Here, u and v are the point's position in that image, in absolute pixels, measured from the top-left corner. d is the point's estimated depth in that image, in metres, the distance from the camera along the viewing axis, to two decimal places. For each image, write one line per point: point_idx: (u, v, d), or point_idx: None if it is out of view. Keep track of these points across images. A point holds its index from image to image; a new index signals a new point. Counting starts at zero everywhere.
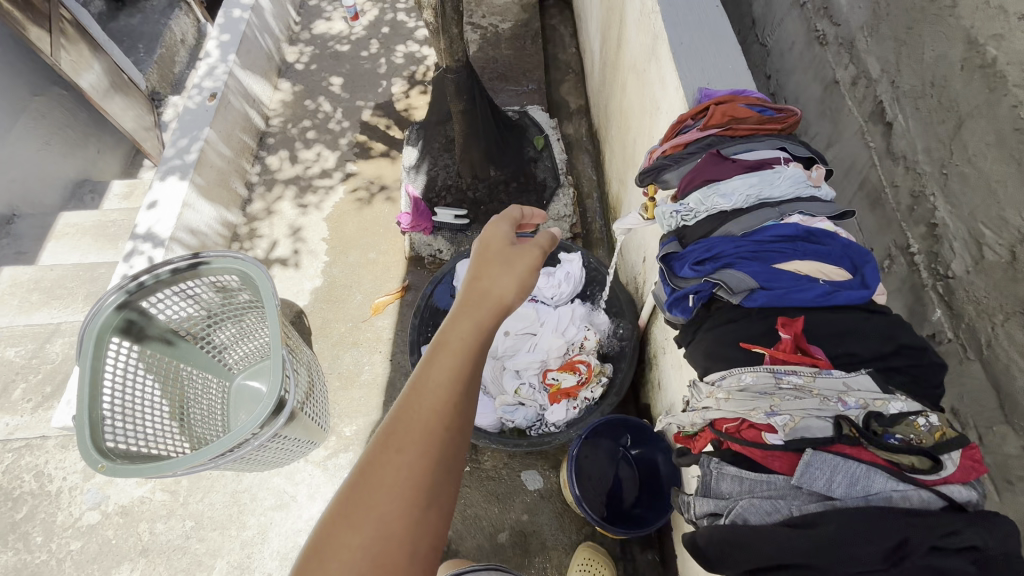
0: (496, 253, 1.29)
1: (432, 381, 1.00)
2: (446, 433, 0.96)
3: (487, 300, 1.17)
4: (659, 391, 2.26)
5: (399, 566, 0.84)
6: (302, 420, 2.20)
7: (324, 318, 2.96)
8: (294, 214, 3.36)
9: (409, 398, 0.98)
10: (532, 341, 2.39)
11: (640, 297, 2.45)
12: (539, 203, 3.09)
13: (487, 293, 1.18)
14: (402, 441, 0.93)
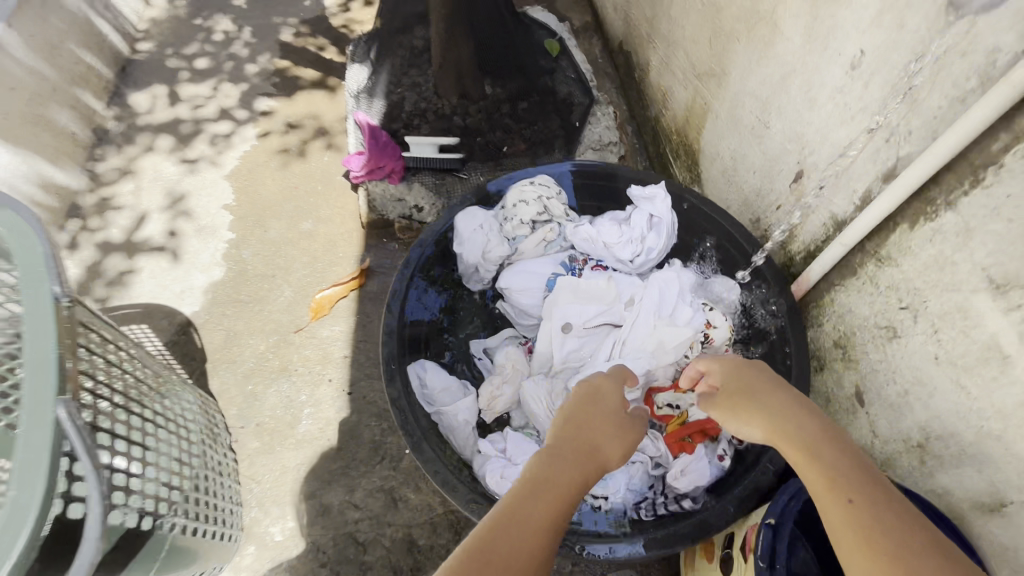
0: (604, 411, 0.94)
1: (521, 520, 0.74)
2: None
3: (596, 464, 0.85)
4: (863, 411, 1.22)
5: None
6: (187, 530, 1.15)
7: (227, 334, 1.73)
8: (175, 172, 2.11)
9: (498, 527, 0.74)
10: (613, 338, 1.36)
11: (789, 246, 1.42)
12: (563, 130, 2.05)
13: (591, 447, 0.87)
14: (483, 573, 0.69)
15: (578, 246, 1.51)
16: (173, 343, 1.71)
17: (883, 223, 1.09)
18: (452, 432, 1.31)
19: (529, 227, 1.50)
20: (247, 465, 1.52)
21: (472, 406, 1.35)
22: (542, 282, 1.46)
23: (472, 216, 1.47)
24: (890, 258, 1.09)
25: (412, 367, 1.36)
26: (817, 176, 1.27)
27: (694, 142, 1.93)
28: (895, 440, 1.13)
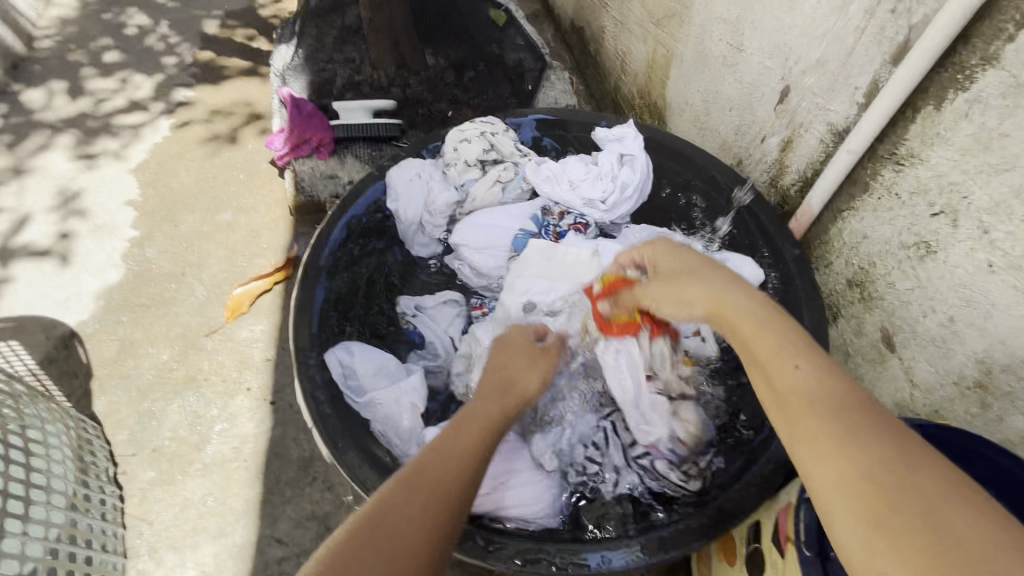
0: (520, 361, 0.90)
1: (454, 453, 0.70)
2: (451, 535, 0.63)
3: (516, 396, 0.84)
4: (896, 358, 0.99)
5: None
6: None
7: (121, 344, 1.42)
8: (71, 169, 1.81)
9: (408, 475, 0.65)
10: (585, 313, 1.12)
11: (782, 180, 1.22)
12: (515, 98, 1.81)
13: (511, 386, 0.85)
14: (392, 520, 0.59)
15: (543, 193, 1.29)
16: (48, 361, 1.38)
17: (898, 116, 0.90)
18: (386, 424, 1.02)
19: (478, 169, 1.31)
20: (137, 502, 1.18)
21: (418, 388, 1.08)
22: (508, 240, 1.25)
23: (409, 163, 1.28)
24: (912, 157, 0.89)
25: (332, 349, 1.07)
26: (807, 86, 1.08)
27: (660, 98, 1.74)
28: (942, 386, 0.91)
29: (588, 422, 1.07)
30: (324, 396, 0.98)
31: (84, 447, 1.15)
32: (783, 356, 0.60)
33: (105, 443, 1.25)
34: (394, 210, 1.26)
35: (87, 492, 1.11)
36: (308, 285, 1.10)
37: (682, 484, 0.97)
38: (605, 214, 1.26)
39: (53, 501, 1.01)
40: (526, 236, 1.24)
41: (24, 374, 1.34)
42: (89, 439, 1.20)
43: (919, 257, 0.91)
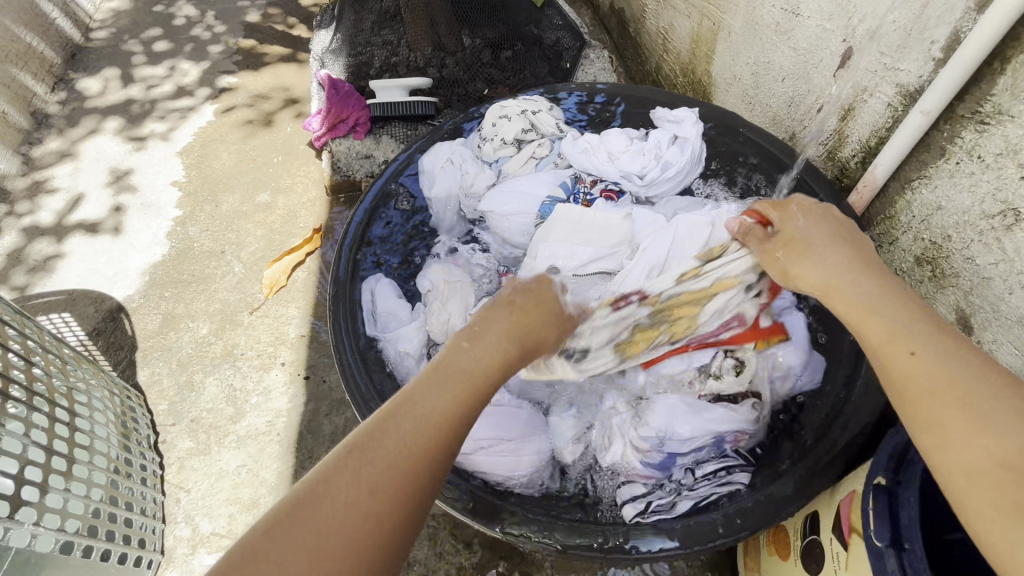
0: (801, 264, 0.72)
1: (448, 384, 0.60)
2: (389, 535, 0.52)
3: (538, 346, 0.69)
4: (974, 342, 0.90)
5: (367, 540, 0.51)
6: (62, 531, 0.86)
7: (164, 317, 1.45)
8: (122, 151, 1.88)
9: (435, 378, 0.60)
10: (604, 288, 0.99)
11: (840, 150, 1.14)
12: (553, 77, 1.78)
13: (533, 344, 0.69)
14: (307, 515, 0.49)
15: (577, 165, 1.21)
16: (96, 333, 1.43)
17: (982, 70, 0.81)
18: (397, 361, 1.02)
19: (514, 147, 1.26)
20: (176, 470, 1.21)
21: (417, 334, 1.05)
22: (535, 205, 1.14)
23: (441, 147, 1.23)
24: (998, 114, 0.80)
25: (367, 281, 1.09)
26: (873, 46, 0.99)
27: (705, 75, 1.66)
28: None
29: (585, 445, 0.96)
30: (348, 328, 0.99)
31: (126, 413, 1.18)
32: (906, 340, 0.57)
33: (147, 412, 1.28)
34: (429, 195, 1.22)
35: (129, 457, 1.11)
36: (346, 258, 1.08)
37: (706, 491, 0.84)
38: (644, 190, 1.18)
39: (99, 462, 1.00)
40: (554, 202, 1.13)
41: (75, 343, 1.40)
42: (131, 407, 1.22)
43: (1004, 227, 0.82)
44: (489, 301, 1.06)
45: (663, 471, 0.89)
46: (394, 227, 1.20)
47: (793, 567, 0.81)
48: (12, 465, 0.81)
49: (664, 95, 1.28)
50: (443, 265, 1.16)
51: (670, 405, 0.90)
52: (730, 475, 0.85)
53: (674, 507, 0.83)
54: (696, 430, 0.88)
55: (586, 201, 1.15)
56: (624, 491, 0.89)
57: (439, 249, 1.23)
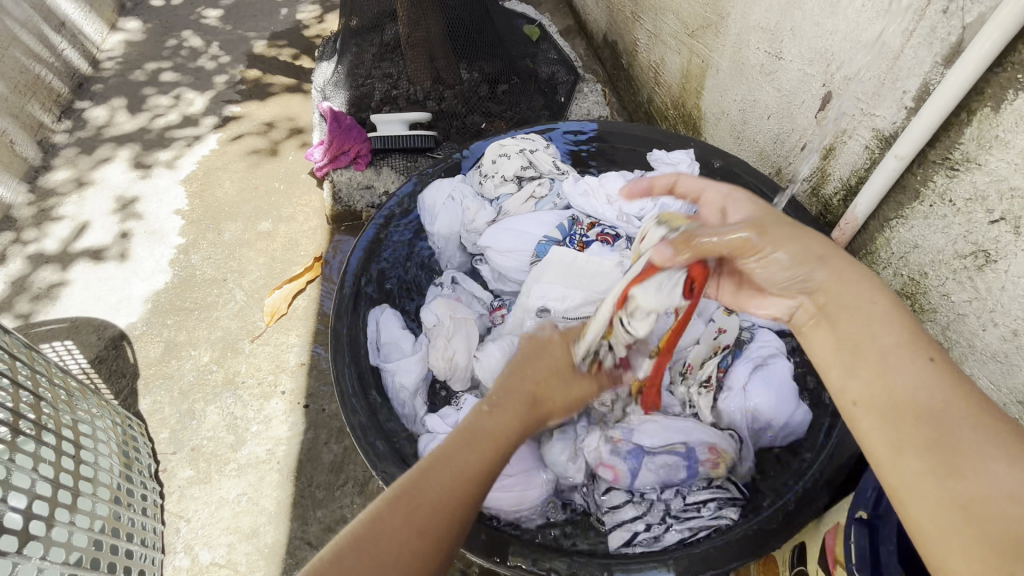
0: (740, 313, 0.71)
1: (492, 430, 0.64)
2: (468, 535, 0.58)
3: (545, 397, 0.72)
4: None
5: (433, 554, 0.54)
6: (67, 564, 0.87)
7: (166, 345, 1.48)
8: (127, 179, 1.92)
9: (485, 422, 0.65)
10: None
11: (823, 188, 1.19)
12: (548, 110, 1.84)
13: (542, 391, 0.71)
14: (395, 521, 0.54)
15: (577, 207, 1.26)
16: (98, 361, 1.45)
17: (950, 120, 0.86)
18: (395, 394, 1.04)
19: (514, 184, 1.30)
20: (176, 499, 1.22)
21: (416, 367, 1.06)
22: (531, 244, 1.18)
23: (443, 183, 1.27)
24: (967, 161, 0.85)
25: (371, 313, 1.13)
26: (851, 93, 1.05)
27: (694, 109, 1.72)
28: (1005, 404, 0.86)
29: (578, 468, 0.94)
30: (348, 354, 1.02)
31: (128, 443, 1.20)
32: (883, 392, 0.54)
33: (148, 441, 1.30)
34: (430, 230, 1.25)
35: (131, 487, 1.13)
36: (351, 277, 1.12)
37: (694, 522, 0.86)
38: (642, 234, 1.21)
39: (102, 493, 1.02)
40: (549, 242, 1.18)
41: (77, 372, 1.41)
42: (133, 436, 1.24)
43: (976, 267, 0.86)
44: (492, 348, 1.04)
45: (630, 476, 0.91)
46: (397, 255, 1.24)
47: None
48: (22, 499, 0.83)
49: (659, 133, 1.33)
50: (445, 300, 1.15)
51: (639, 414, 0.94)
52: (720, 509, 0.86)
53: (660, 540, 0.86)
54: (664, 437, 0.91)
55: (581, 243, 1.20)
56: (610, 514, 0.90)
57: (442, 281, 1.25)
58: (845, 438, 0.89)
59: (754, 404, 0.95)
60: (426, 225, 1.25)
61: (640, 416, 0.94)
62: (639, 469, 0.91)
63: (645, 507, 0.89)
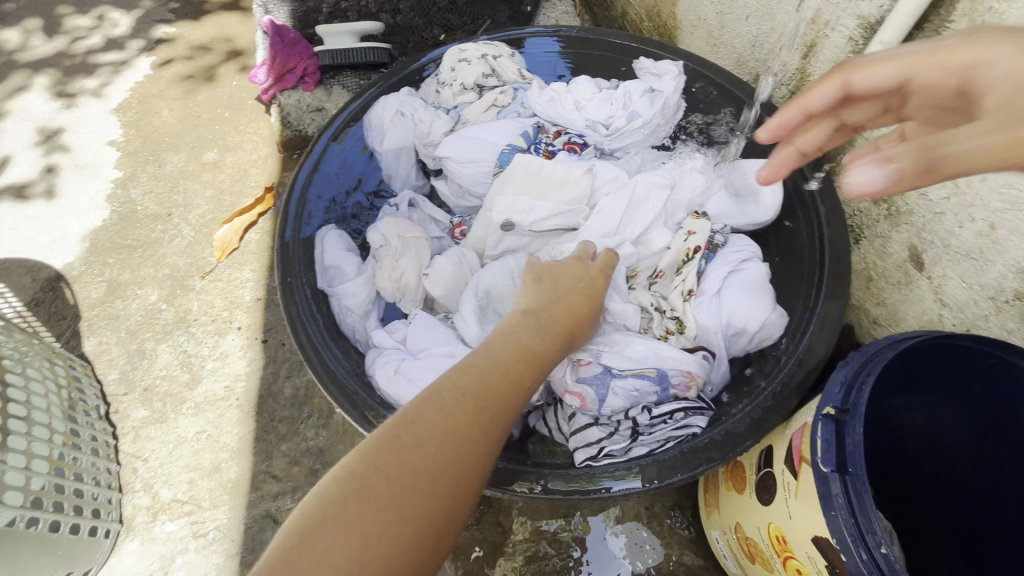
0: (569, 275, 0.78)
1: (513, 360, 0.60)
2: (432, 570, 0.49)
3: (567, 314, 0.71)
4: (925, 277, 0.92)
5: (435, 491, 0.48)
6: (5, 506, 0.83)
7: (109, 283, 1.38)
8: (50, 109, 1.73)
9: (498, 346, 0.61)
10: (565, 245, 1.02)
11: (804, 89, 1.11)
12: (514, 22, 1.69)
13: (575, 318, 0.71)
14: (389, 501, 0.46)
15: (540, 112, 1.16)
16: (34, 303, 1.35)
17: None
18: (343, 315, 0.97)
19: (475, 93, 1.19)
20: (130, 440, 1.17)
21: (366, 290, 0.99)
22: (492, 154, 1.09)
23: (389, 99, 1.15)
24: None
25: (320, 232, 1.03)
26: None
27: (670, 18, 1.60)
28: (976, 301, 0.84)
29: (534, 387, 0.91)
30: (296, 278, 0.94)
31: (70, 383, 1.13)
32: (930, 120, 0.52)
33: (95, 382, 1.23)
34: (378, 149, 1.14)
35: (76, 428, 1.07)
36: (293, 227, 0.99)
37: (662, 435, 0.81)
38: (609, 141, 1.13)
39: (39, 434, 0.96)
40: (513, 151, 1.08)
41: (11, 315, 1.32)
42: (75, 378, 1.17)
43: None
44: (442, 262, 1.00)
45: (598, 398, 0.86)
46: (343, 185, 1.12)
47: (749, 498, 0.83)
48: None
49: (643, 42, 1.22)
50: (395, 217, 1.06)
51: (609, 336, 0.87)
52: (687, 417, 0.82)
53: (629, 452, 0.81)
54: (633, 362, 0.86)
55: (547, 152, 1.11)
56: (575, 433, 0.86)
57: (397, 201, 1.13)
58: (816, 343, 0.84)
59: (728, 309, 0.89)
60: (375, 146, 1.15)
61: (607, 340, 0.87)
62: (606, 394, 0.85)
63: (612, 426, 0.85)
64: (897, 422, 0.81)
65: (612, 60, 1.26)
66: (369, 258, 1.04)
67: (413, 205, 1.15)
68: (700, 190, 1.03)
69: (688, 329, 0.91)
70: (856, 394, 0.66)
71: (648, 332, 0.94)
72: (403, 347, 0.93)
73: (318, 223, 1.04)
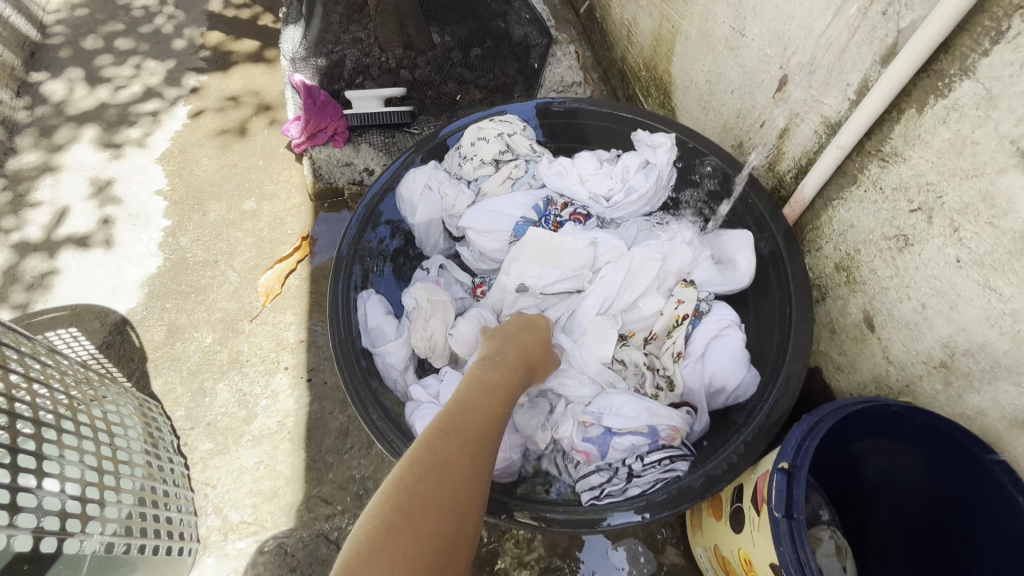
0: (517, 331, 1.03)
1: (483, 399, 0.82)
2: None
3: (517, 360, 0.95)
4: (876, 337, 1.08)
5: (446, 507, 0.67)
6: (104, 534, 0.99)
7: (168, 327, 1.56)
8: (100, 159, 1.90)
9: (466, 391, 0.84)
10: (573, 307, 1.19)
11: (779, 164, 1.27)
12: (522, 75, 1.85)
13: (524, 361, 0.96)
14: (406, 524, 0.64)
15: (550, 185, 1.34)
16: (105, 346, 1.53)
17: (883, 116, 0.94)
18: (386, 371, 1.16)
19: (492, 166, 1.35)
20: (200, 468, 1.36)
21: (404, 349, 1.18)
22: (509, 225, 1.27)
23: (417, 173, 1.32)
24: (895, 155, 0.94)
25: (362, 297, 1.21)
26: (803, 79, 1.12)
27: (665, 74, 1.75)
28: (914, 364, 1.00)
29: (547, 436, 1.10)
30: (345, 341, 1.10)
31: (149, 423, 1.32)
32: None
33: (166, 418, 1.42)
34: (411, 220, 1.32)
35: (160, 463, 1.27)
36: (351, 241, 1.20)
37: (653, 478, 0.99)
38: (610, 211, 1.31)
39: (138, 472, 1.16)
40: (527, 223, 1.26)
41: (87, 358, 1.50)
42: (152, 416, 1.36)
43: (898, 249, 0.98)
44: (465, 325, 1.16)
45: (601, 454, 1.04)
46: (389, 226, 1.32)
47: (725, 524, 1.01)
48: (76, 488, 0.97)
49: (639, 114, 1.35)
50: (425, 283, 1.24)
51: (609, 401, 1.06)
52: (672, 463, 1.01)
53: (625, 492, 0.99)
54: (629, 419, 1.04)
55: (555, 223, 1.29)
56: (581, 478, 1.05)
57: (429, 265, 1.32)
58: (783, 395, 1.02)
59: (710, 371, 1.10)
60: (406, 217, 1.32)
61: (608, 401, 1.06)
62: (607, 447, 1.04)
63: (611, 470, 1.03)
64: (855, 449, 1.05)
65: (613, 130, 1.41)
66: (405, 319, 1.23)
67: (442, 268, 1.34)
68: (688, 259, 1.21)
69: (676, 386, 1.11)
70: (804, 451, 0.85)
71: (642, 389, 1.12)
72: (437, 401, 1.10)
73: (361, 288, 1.22)
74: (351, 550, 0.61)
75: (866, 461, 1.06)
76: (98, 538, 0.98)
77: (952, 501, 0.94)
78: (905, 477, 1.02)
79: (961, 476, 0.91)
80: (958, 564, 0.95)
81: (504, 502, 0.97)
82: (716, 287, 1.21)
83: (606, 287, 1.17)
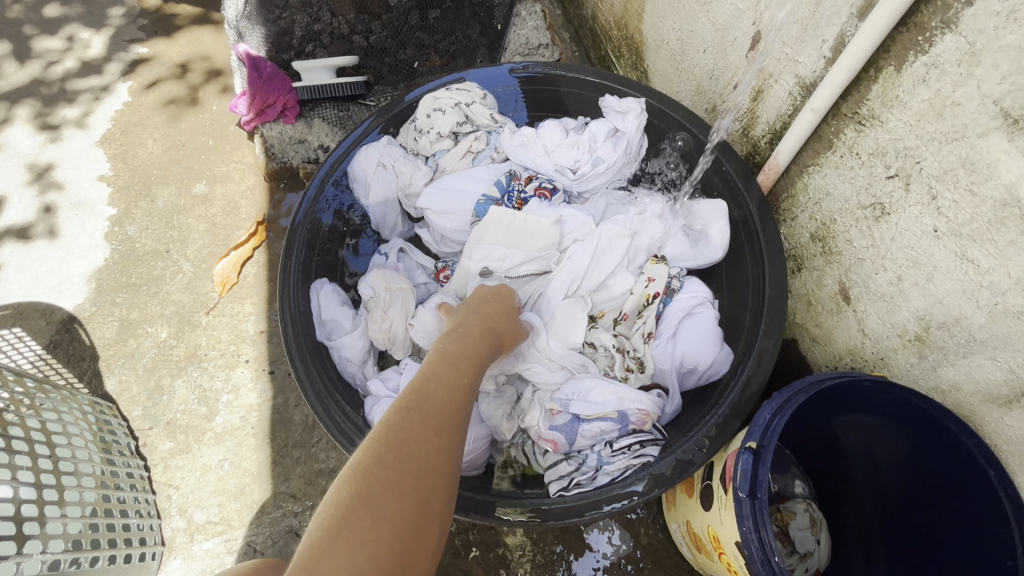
0: (483, 304, 0.97)
1: (448, 373, 0.75)
2: (428, 565, 0.60)
3: (484, 332, 0.89)
4: (852, 309, 1.04)
5: (411, 489, 0.60)
6: (46, 552, 0.94)
7: (120, 322, 1.48)
8: (35, 144, 1.77)
9: (432, 364, 0.77)
10: (538, 289, 1.14)
11: (753, 129, 1.20)
12: (486, 39, 1.72)
13: (490, 334, 0.90)
14: (365, 510, 0.57)
15: (514, 158, 1.26)
16: (53, 346, 1.45)
17: (861, 74, 0.87)
18: (344, 365, 1.10)
19: (451, 140, 1.27)
20: (161, 470, 1.31)
21: (361, 341, 1.12)
22: (470, 204, 1.19)
23: (370, 150, 1.23)
24: (872, 118, 0.88)
25: (315, 287, 1.14)
26: (778, 35, 1.03)
27: (636, 33, 1.64)
28: (889, 337, 0.97)
29: (514, 425, 1.07)
30: (296, 335, 1.05)
31: (103, 428, 1.26)
32: None
33: (123, 419, 1.36)
34: (365, 201, 1.24)
35: (115, 468, 1.21)
36: (304, 215, 1.14)
37: (622, 464, 0.96)
38: (577, 184, 1.23)
39: (87, 482, 1.10)
40: (488, 201, 1.18)
41: (34, 360, 1.42)
42: (106, 419, 1.30)
43: (874, 218, 0.93)
44: (425, 314, 1.09)
45: (569, 441, 1.00)
46: (344, 206, 1.24)
47: (696, 502, 0.99)
48: (7, 509, 0.91)
49: (605, 77, 1.26)
50: (383, 269, 1.17)
51: (576, 386, 1.02)
52: (643, 448, 0.97)
53: (594, 480, 0.96)
54: (599, 405, 1.00)
55: (519, 200, 1.21)
56: (549, 468, 1.02)
57: (387, 250, 1.25)
58: (754, 374, 0.99)
59: (682, 351, 1.06)
60: (360, 198, 1.24)
61: (576, 386, 1.02)
62: (575, 434, 1.00)
63: (581, 458, 1.01)
64: (835, 422, 1.03)
65: (579, 96, 1.32)
66: (362, 309, 1.16)
67: (402, 252, 1.26)
68: (658, 234, 1.14)
69: (647, 368, 1.06)
70: (767, 432, 0.82)
71: (612, 372, 1.06)
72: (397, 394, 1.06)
73: (314, 278, 1.15)
74: (305, 544, 0.54)
75: (845, 434, 1.04)
76: (40, 558, 0.93)
77: (927, 475, 0.93)
78: (883, 451, 1.00)
79: (931, 452, 0.90)
80: (928, 536, 0.95)
81: (471, 498, 0.94)
82: (688, 262, 1.16)
83: (573, 267, 1.11)
